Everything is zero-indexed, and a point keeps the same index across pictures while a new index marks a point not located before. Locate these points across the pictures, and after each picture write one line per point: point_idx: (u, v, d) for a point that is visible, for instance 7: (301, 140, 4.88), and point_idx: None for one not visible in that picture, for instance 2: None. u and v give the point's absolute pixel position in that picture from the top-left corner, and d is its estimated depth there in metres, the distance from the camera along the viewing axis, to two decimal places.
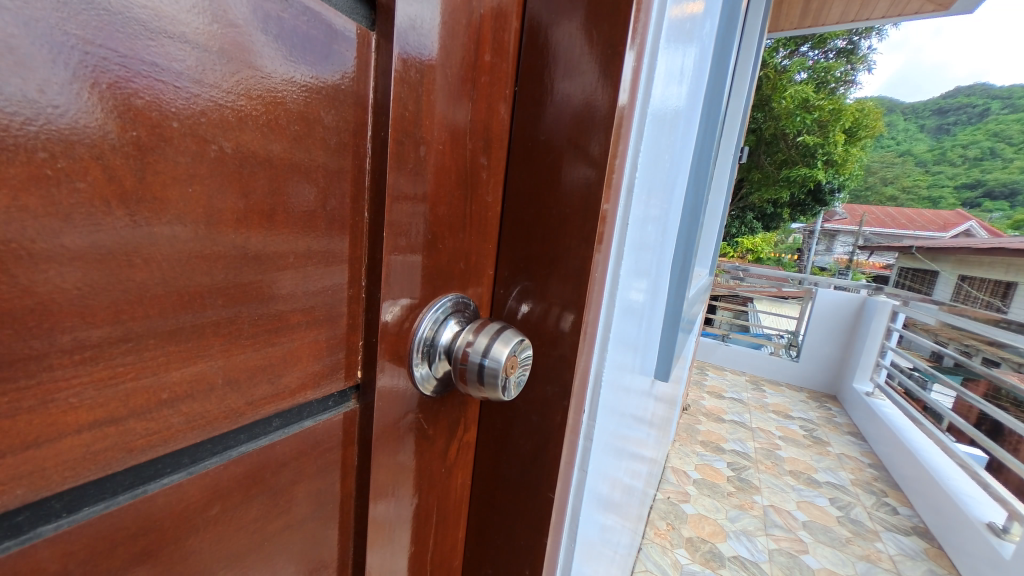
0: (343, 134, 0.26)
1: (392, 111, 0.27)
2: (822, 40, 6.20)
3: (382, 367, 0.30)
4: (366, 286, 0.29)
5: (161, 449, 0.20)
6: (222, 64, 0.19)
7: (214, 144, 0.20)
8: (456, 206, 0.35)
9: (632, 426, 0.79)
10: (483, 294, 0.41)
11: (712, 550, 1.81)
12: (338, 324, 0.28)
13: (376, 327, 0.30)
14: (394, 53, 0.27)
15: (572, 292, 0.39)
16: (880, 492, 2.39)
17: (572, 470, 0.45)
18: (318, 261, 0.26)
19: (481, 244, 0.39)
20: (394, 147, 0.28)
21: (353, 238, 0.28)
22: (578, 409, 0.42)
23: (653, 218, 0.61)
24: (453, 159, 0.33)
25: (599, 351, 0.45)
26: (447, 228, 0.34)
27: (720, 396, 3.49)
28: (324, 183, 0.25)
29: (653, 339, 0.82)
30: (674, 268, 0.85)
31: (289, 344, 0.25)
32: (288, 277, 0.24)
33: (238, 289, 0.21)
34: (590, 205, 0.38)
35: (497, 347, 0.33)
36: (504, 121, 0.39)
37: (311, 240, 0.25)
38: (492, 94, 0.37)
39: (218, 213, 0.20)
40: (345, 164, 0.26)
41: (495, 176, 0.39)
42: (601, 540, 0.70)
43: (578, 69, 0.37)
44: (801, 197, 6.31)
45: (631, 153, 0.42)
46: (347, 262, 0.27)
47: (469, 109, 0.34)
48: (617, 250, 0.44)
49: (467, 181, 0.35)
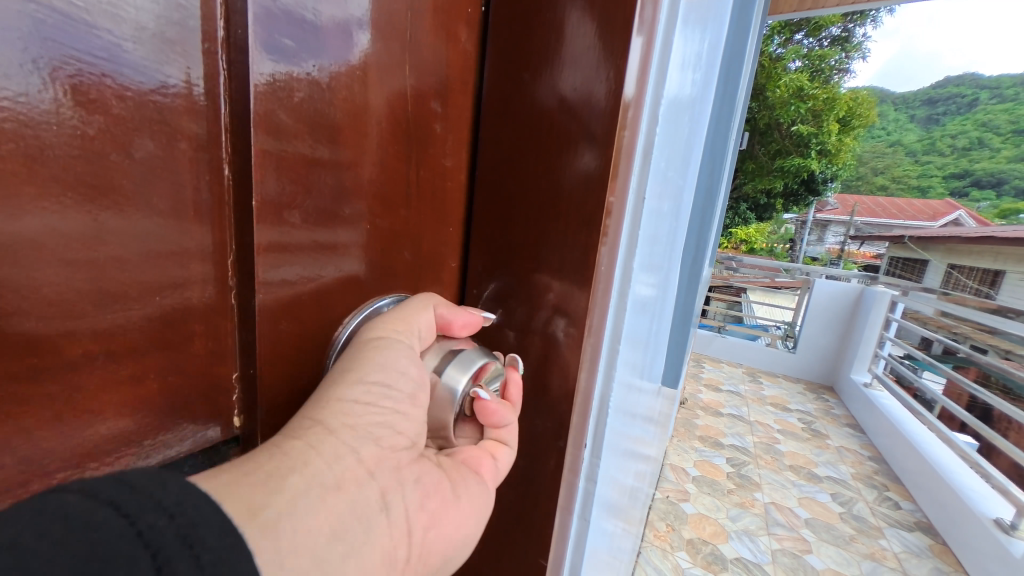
0: (176, 64, 0.18)
1: (252, 33, 0.19)
2: (818, 27, 6.09)
3: (269, 405, 0.24)
4: (236, 289, 0.22)
5: (283, 463, 0.21)
6: (130, 28, 0.16)
7: (100, 109, 0.16)
8: (391, 171, 0.27)
9: (638, 430, 0.72)
10: (447, 290, 0.34)
11: (714, 552, 1.74)
12: (188, 352, 0.20)
13: (256, 349, 0.23)
14: (250, 8, 0.19)
15: (564, 292, 0.32)
16: (881, 486, 2.35)
17: (570, 517, 0.37)
18: (138, 255, 0.18)
19: (437, 227, 0.32)
20: (265, 84, 0.20)
21: (213, 220, 0.20)
22: (576, 446, 0.35)
23: (667, 206, 0.52)
24: (400, 119, 0.27)
25: (604, 372, 0.36)
26: (381, 207, 0.27)
27: (717, 388, 3.43)
28: (136, 126, 0.17)
29: (664, 341, 0.74)
30: (686, 260, 0.76)
31: (95, 395, 0.18)
32: (103, 278, 0.17)
33: (119, 296, 0.17)
34: (587, 199, 0.31)
35: (449, 374, 0.29)
36: (466, 51, 0.31)
37: (113, 218, 0.17)
38: (451, 24, 0.29)
39: (95, 194, 0.16)
40: (188, 120, 0.18)
41: (454, 135, 0.32)
42: (606, 552, 0.64)
43: (576, 29, 0.30)
44: (794, 187, 6.11)
45: (647, 118, 0.33)
46: (209, 256, 0.20)
47: (421, 49, 0.27)
48: (628, 243, 0.34)
49: (419, 141, 0.29)
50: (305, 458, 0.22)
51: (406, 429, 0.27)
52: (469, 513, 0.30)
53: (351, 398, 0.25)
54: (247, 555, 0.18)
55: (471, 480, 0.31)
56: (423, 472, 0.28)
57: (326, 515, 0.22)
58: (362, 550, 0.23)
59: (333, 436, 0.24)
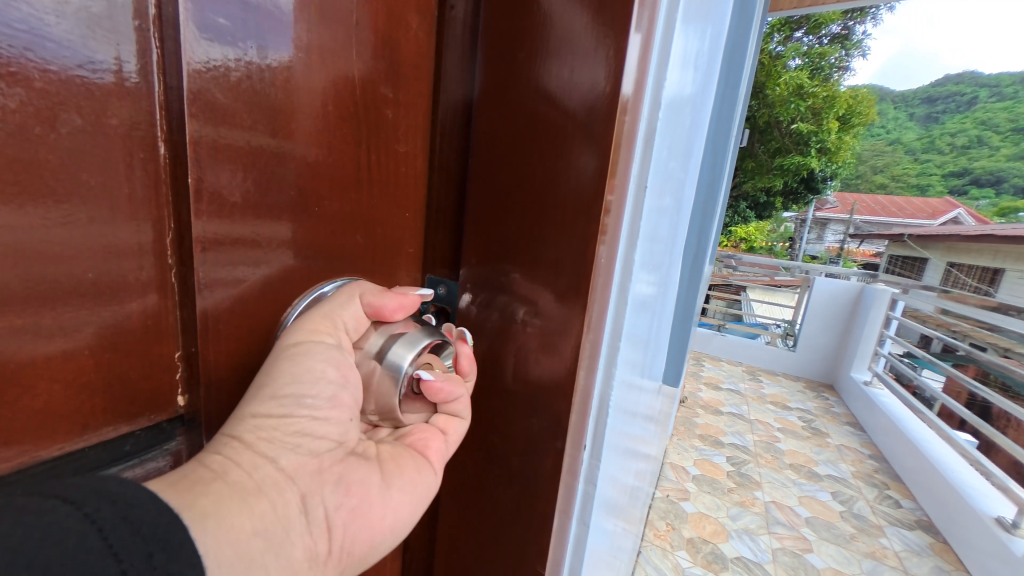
0: (109, 50, 0.19)
1: (187, 28, 0.21)
2: (817, 24, 6.07)
3: (209, 383, 0.26)
4: (175, 265, 0.23)
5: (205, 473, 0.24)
6: (57, 14, 0.17)
7: (22, 84, 0.17)
8: (343, 157, 0.29)
9: (639, 429, 0.71)
10: (404, 271, 0.37)
11: (714, 551, 1.73)
12: (123, 331, 0.22)
13: (196, 327, 0.24)
14: None
15: (560, 288, 0.32)
16: (881, 484, 2.34)
17: (570, 522, 0.36)
18: (70, 234, 0.19)
19: (394, 211, 0.34)
20: (198, 71, 0.22)
21: (150, 200, 0.22)
22: (575, 448, 0.34)
23: (668, 204, 0.50)
24: (344, 106, 0.29)
25: (603, 372, 0.34)
26: (331, 189, 0.29)
27: (717, 387, 3.42)
28: (64, 106, 0.18)
29: (664, 338, 0.73)
30: (687, 258, 0.75)
31: (31, 365, 0.19)
32: (36, 253, 0.18)
33: (53, 290, 0.19)
34: (585, 196, 0.30)
35: (395, 355, 0.30)
36: (418, 38, 0.33)
37: (44, 197, 0.18)
38: (400, 13, 0.31)
39: (25, 174, 0.17)
40: (120, 104, 0.20)
41: (408, 122, 0.33)
42: (607, 552, 0.63)
43: (573, 31, 0.30)
44: (794, 185, 6.09)
45: (648, 108, 0.32)
46: (148, 248, 0.22)
47: (369, 39, 0.29)
48: (630, 237, 0.33)
49: (370, 128, 0.31)
50: (225, 468, 0.25)
51: (328, 432, 0.29)
52: (403, 501, 0.32)
53: (265, 412, 0.27)
54: (186, 537, 0.21)
55: (410, 465, 0.33)
56: (349, 469, 0.30)
57: (253, 515, 0.24)
58: (289, 544, 0.26)
59: (256, 439, 0.26)
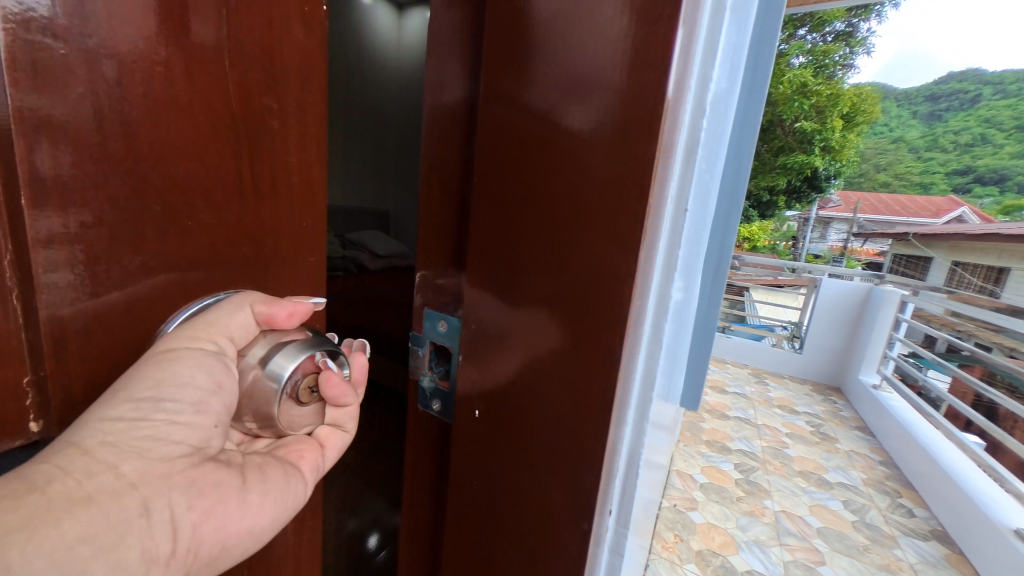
0: None
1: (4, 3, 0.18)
2: (821, 22, 5.99)
3: (68, 392, 0.24)
4: (14, 279, 0.21)
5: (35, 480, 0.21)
6: None
7: None
8: (223, 167, 0.28)
9: (656, 444, 0.70)
10: (302, 279, 0.36)
11: (724, 564, 1.68)
12: None
13: (51, 339, 0.22)
14: None
15: (586, 308, 0.32)
16: (893, 492, 2.29)
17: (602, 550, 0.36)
18: None
19: (285, 219, 0.33)
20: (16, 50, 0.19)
21: None
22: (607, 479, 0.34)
23: (701, 210, 0.48)
24: (214, 110, 0.27)
25: (638, 399, 0.34)
26: (205, 198, 0.28)
27: (722, 390, 3.37)
28: None
29: (688, 350, 0.69)
30: (713, 264, 0.70)
31: None
32: None
33: None
34: (616, 215, 0.30)
35: (274, 366, 0.29)
36: (300, 45, 0.32)
37: None
38: (282, 20, 0.30)
39: None
40: None
41: (293, 131, 0.32)
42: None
43: (594, 49, 0.30)
44: (796, 183, 5.86)
45: (690, 111, 0.29)
46: None
47: (244, 47, 0.28)
48: (667, 260, 0.32)
49: (255, 135, 0.30)
50: (51, 480, 0.22)
51: (187, 437, 0.27)
52: (266, 508, 0.30)
53: (116, 416, 0.25)
54: None
55: (277, 473, 0.32)
56: (207, 474, 0.28)
57: (85, 528, 0.22)
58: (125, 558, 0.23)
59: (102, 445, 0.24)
